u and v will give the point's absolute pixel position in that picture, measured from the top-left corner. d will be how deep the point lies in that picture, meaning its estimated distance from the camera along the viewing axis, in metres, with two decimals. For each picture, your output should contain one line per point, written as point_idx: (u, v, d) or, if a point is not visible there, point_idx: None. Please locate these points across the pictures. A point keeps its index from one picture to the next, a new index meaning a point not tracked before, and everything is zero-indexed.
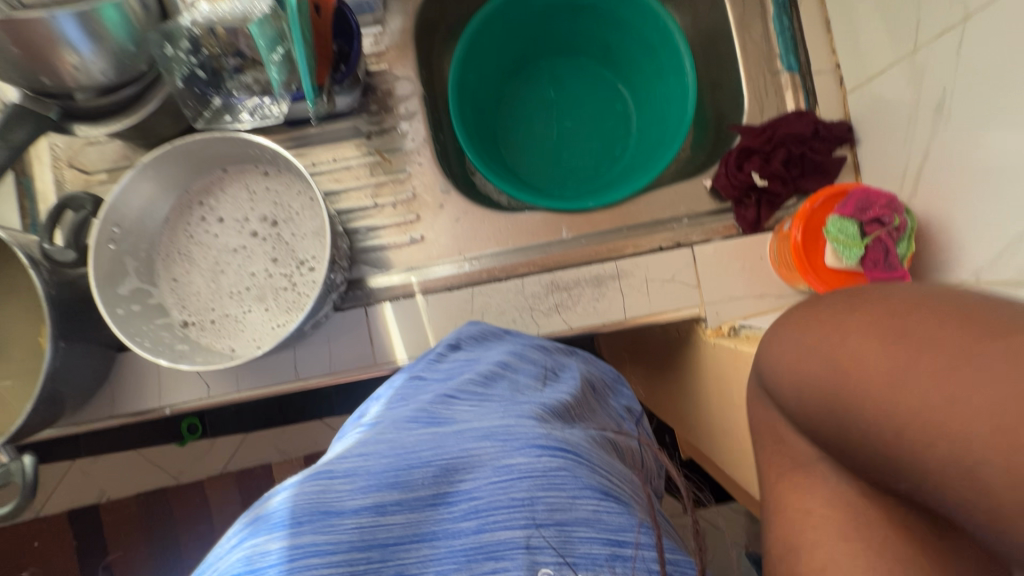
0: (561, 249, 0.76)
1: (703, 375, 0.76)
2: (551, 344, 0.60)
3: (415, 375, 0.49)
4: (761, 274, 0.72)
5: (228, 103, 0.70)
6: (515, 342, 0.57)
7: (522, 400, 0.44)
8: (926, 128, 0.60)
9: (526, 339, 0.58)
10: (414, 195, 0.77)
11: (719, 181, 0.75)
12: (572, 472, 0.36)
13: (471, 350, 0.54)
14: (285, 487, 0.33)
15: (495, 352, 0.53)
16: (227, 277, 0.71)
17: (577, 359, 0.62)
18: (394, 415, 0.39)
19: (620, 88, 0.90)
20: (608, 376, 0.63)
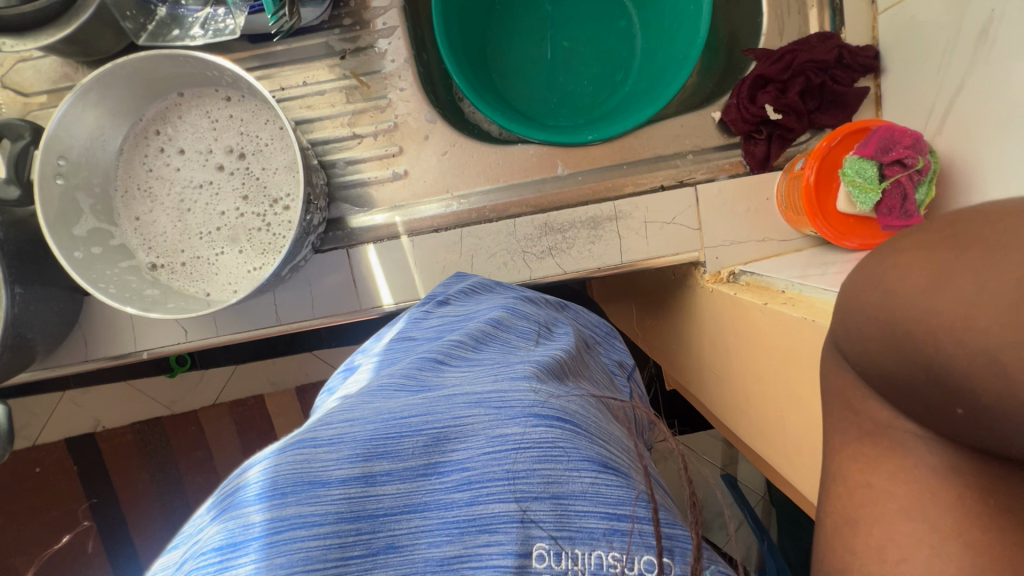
0: (555, 187, 0.71)
1: (697, 319, 0.74)
2: (542, 299, 0.58)
3: (404, 335, 0.48)
4: (766, 217, 0.69)
5: (174, 12, 0.60)
6: (507, 296, 0.56)
7: (515, 362, 0.42)
8: (963, 56, 0.54)
9: (516, 292, 0.57)
10: (396, 126, 0.70)
11: (729, 113, 0.69)
12: (569, 443, 0.34)
13: (461, 306, 0.53)
14: (267, 456, 0.31)
15: (485, 309, 0.51)
16: (194, 217, 0.65)
17: (568, 315, 0.60)
18: (382, 381, 0.38)
19: (625, 3, 0.81)
20: (595, 335, 0.61)
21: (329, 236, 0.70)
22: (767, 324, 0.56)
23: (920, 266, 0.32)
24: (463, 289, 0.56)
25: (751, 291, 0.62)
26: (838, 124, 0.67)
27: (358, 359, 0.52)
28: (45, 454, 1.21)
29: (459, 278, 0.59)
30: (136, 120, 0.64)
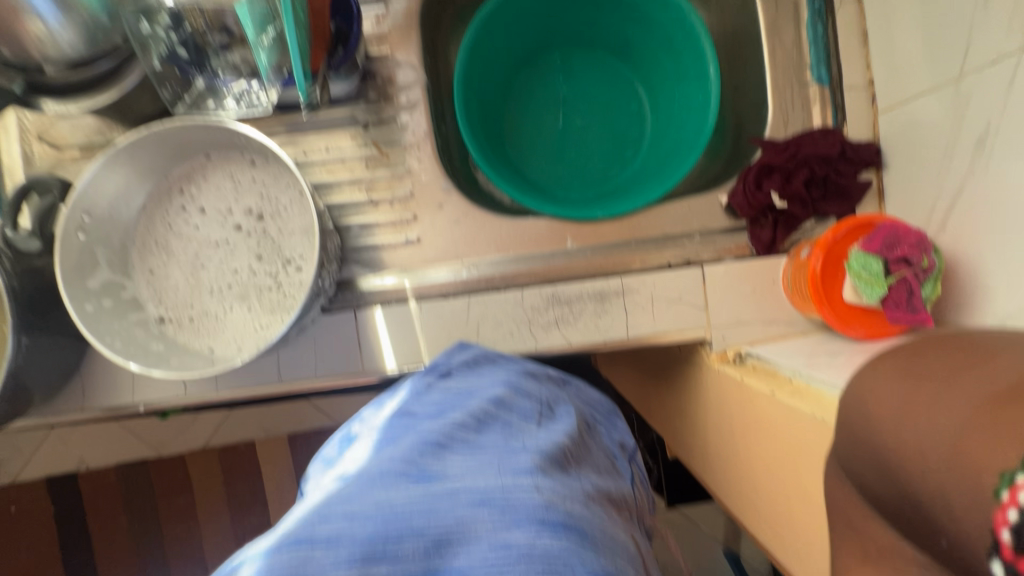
0: (564, 259, 0.72)
1: (702, 397, 0.73)
2: (544, 373, 0.57)
3: (404, 409, 0.47)
4: (772, 300, 0.69)
5: (211, 84, 0.63)
6: (509, 368, 0.55)
7: (518, 449, 0.41)
8: (963, 161, 0.56)
9: (518, 365, 0.56)
10: (412, 194, 0.72)
11: (736, 199, 0.71)
12: (574, 552, 0.33)
13: (463, 379, 0.52)
14: (259, 554, 0.30)
15: (488, 384, 0.50)
16: (208, 273, 0.66)
17: (569, 393, 0.59)
18: (381, 465, 0.37)
19: (637, 88, 0.85)
20: (595, 414, 0.60)
21: (338, 296, 0.71)
22: (775, 413, 0.55)
23: (884, 378, 0.39)
24: (468, 360, 0.56)
25: (757, 376, 0.61)
26: (843, 213, 0.69)
27: (355, 426, 0.51)
28: (25, 493, 1.17)
29: (463, 348, 0.59)
30: (161, 179, 0.66)
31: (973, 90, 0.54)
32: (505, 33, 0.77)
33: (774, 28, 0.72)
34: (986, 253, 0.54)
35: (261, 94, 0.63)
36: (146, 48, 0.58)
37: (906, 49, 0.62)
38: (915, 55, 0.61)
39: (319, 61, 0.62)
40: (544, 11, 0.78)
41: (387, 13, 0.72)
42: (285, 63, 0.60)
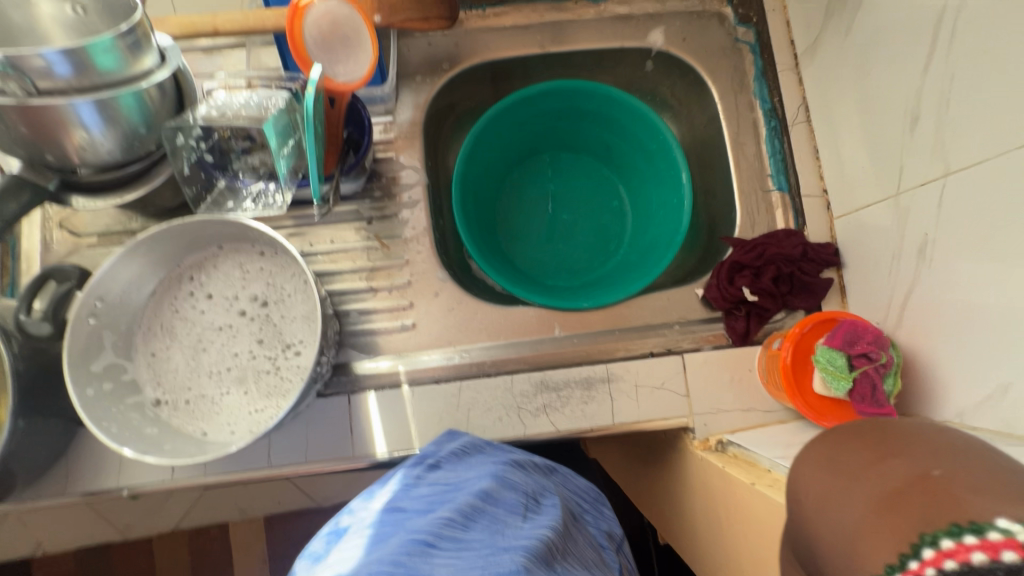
0: (552, 346, 0.75)
1: (688, 484, 0.74)
2: (530, 463, 0.59)
3: (393, 504, 0.48)
4: (750, 389, 0.72)
5: (232, 186, 0.69)
6: (495, 458, 0.57)
7: (504, 548, 0.42)
8: (909, 266, 0.63)
9: (506, 455, 0.58)
10: (410, 282, 0.77)
11: (710, 292, 0.76)
12: None
13: (451, 472, 0.53)
14: None
15: (475, 476, 0.52)
16: (208, 356, 0.69)
17: (555, 483, 0.60)
18: (370, 564, 0.38)
19: (619, 188, 0.93)
20: (581, 503, 0.61)
21: (333, 380, 0.73)
22: (756, 504, 0.57)
23: (815, 468, 0.38)
24: (459, 448, 0.58)
25: (738, 465, 0.63)
26: (810, 307, 0.74)
27: (343, 519, 0.51)
28: None
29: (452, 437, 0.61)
30: (173, 267, 0.70)
31: (910, 206, 0.62)
32: (499, 140, 0.86)
33: (738, 142, 0.81)
34: (938, 351, 0.59)
35: (276, 195, 0.69)
36: (176, 155, 0.63)
37: (853, 166, 0.71)
38: (860, 172, 0.70)
39: (331, 166, 0.70)
40: (534, 122, 0.87)
41: (394, 122, 0.80)
42: (301, 166, 0.67)
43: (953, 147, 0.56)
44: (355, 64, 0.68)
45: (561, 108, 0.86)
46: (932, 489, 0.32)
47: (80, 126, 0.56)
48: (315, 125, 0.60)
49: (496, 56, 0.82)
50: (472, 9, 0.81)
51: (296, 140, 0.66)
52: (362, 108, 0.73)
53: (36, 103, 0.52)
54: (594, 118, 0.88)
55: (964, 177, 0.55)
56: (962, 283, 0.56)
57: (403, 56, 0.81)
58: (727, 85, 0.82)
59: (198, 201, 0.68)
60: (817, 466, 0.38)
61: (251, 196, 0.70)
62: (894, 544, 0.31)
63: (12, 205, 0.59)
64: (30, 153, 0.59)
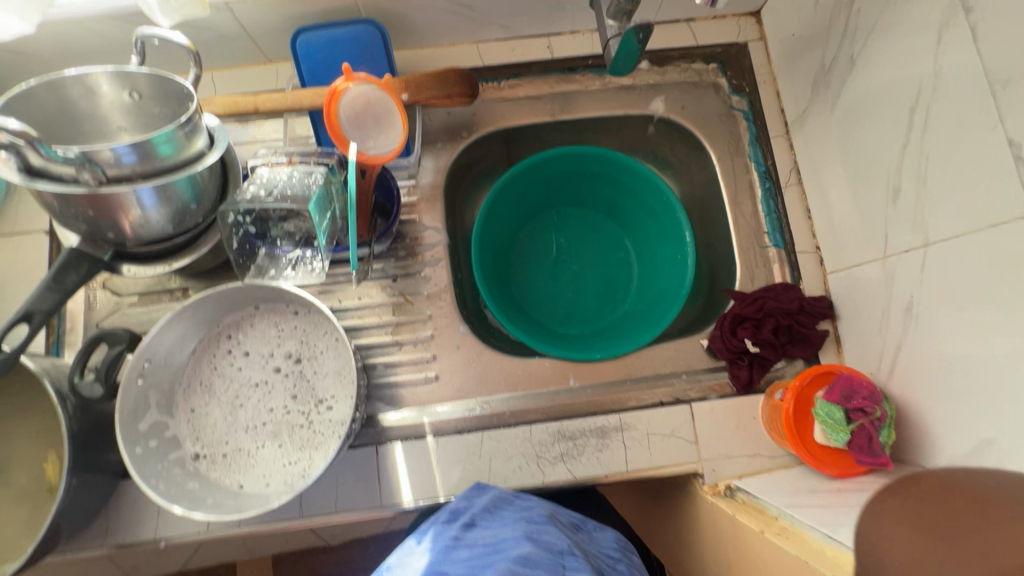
0: (567, 396, 0.80)
1: (699, 528, 0.78)
2: (555, 518, 0.63)
3: (437, 566, 0.52)
4: (755, 435, 0.77)
5: (273, 253, 0.74)
6: (527, 516, 0.61)
7: None
8: (898, 324, 0.68)
9: (537, 513, 0.61)
10: (432, 336, 0.81)
11: (714, 342, 0.82)
12: None
13: (487, 530, 0.57)
14: None
15: (511, 535, 0.56)
16: (245, 412, 0.73)
17: (580, 538, 0.63)
18: None
19: (625, 241, 0.99)
20: (608, 549, 0.65)
21: (362, 431, 0.77)
22: (765, 551, 0.61)
23: None
24: (491, 503, 0.62)
25: (747, 512, 0.67)
26: (808, 356, 0.79)
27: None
28: None
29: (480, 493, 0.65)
30: (212, 327, 0.75)
31: (896, 269, 0.68)
32: (512, 198, 0.92)
33: (736, 201, 0.88)
34: (928, 403, 0.64)
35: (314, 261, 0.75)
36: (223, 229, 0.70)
37: (842, 228, 0.77)
38: (849, 233, 0.76)
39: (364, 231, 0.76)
40: (545, 181, 0.94)
41: (416, 185, 0.86)
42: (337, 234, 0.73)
43: (932, 219, 0.62)
44: (385, 139, 0.74)
45: (571, 169, 0.93)
46: None
47: (139, 207, 0.61)
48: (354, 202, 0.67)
49: (510, 124, 0.89)
50: (488, 82, 0.88)
51: (333, 211, 0.72)
52: (391, 177, 0.79)
53: (104, 190, 0.58)
54: (601, 177, 0.95)
55: (943, 247, 0.61)
56: (946, 342, 0.61)
57: (425, 125, 0.88)
58: (724, 149, 0.89)
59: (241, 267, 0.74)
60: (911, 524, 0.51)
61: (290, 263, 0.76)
62: None
63: (72, 277, 0.65)
64: (91, 231, 0.64)
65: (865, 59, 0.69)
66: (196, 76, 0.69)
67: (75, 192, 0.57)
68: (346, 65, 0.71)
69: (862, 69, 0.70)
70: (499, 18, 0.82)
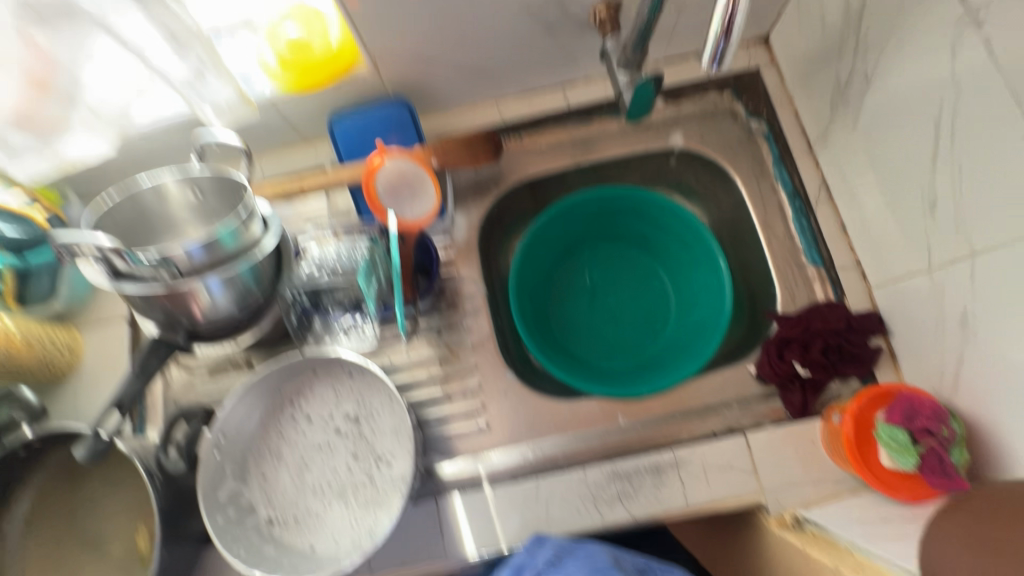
0: (618, 434, 0.80)
1: (770, 563, 0.75)
2: (617, 559, 0.63)
3: None
4: (817, 461, 0.74)
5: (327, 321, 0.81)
6: (589, 564, 0.61)
7: None
8: (954, 336, 0.66)
9: (600, 560, 0.61)
10: (480, 385, 0.84)
11: (762, 368, 0.81)
12: None
13: None
14: None
15: None
16: (312, 474, 0.77)
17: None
18: None
19: (659, 271, 1.00)
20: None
21: (422, 484, 0.79)
22: None
23: None
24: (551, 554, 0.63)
25: (820, 546, 0.65)
26: (863, 374, 0.77)
27: None
28: None
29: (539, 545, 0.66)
30: (277, 395, 0.80)
31: (944, 279, 0.66)
32: (544, 242, 0.95)
33: (767, 223, 0.88)
34: (1000, 418, 0.61)
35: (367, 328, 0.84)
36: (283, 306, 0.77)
37: (881, 241, 0.76)
38: (889, 246, 0.75)
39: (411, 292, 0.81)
40: (574, 221, 0.97)
41: (452, 242, 0.91)
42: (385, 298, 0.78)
43: (974, 228, 0.61)
44: (420, 205, 0.79)
45: (598, 208, 0.95)
46: None
47: (209, 295, 0.68)
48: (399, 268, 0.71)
49: (535, 172, 0.93)
50: (510, 136, 0.93)
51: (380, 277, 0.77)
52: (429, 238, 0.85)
53: (180, 285, 0.64)
54: (629, 211, 0.97)
55: (991, 256, 0.59)
56: (1008, 353, 0.59)
57: (455, 183, 0.93)
58: (748, 173, 0.90)
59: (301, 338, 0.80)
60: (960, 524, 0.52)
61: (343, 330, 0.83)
62: None
63: (154, 362, 0.71)
64: (168, 319, 0.70)
65: (881, 76, 0.70)
66: (249, 169, 0.76)
67: (155, 288, 0.64)
68: (379, 143, 0.77)
69: (879, 85, 0.71)
70: (515, 78, 0.87)
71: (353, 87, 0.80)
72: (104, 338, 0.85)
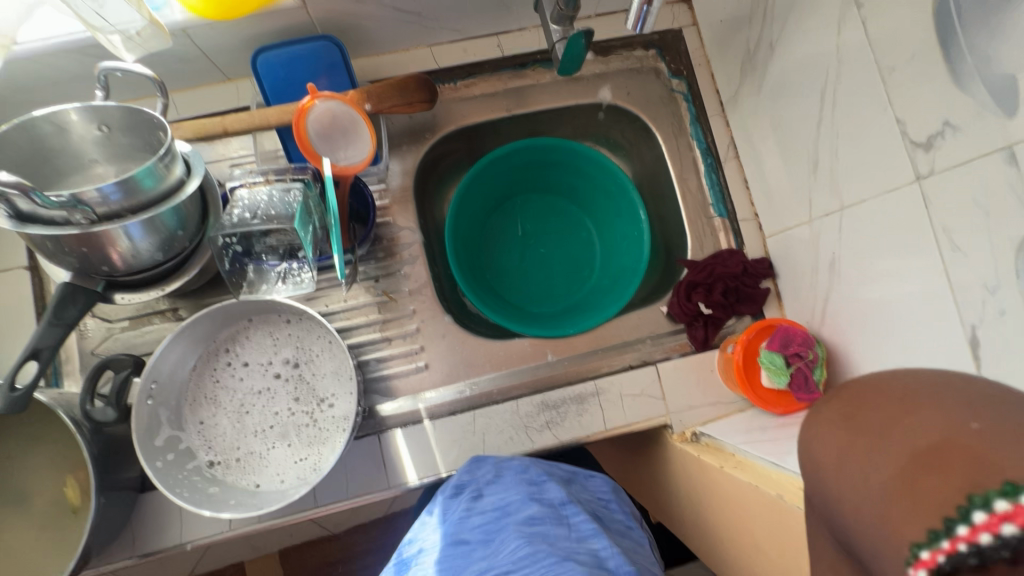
0: (547, 370, 0.89)
1: (673, 471, 0.88)
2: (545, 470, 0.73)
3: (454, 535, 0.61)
4: (713, 385, 0.87)
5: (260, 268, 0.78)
6: (525, 478, 0.69)
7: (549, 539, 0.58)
8: (825, 277, 0.78)
9: (533, 474, 0.70)
10: (418, 329, 0.88)
11: (673, 308, 0.91)
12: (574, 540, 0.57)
13: (494, 495, 0.66)
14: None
15: (515, 496, 0.65)
16: (252, 417, 0.78)
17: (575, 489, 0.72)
18: None
19: (586, 222, 1.07)
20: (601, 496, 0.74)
21: (363, 422, 0.83)
22: (727, 484, 0.71)
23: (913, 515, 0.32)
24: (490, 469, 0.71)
25: (710, 453, 0.78)
26: (754, 312, 0.89)
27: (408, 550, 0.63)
28: None
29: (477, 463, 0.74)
30: (210, 343, 0.79)
31: (820, 229, 0.77)
32: (479, 191, 0.98)
33: (683, 178, 0.96)
34: (852, 344, 0.74)
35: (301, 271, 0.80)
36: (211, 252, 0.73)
37: (775, 196, 0.87)
38: (781, 200, 0.86)
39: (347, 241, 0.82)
40: (507, 172, 0.99)
41: (387, 189, 0.91)
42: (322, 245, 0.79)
43: (846, 185, 0.72)
44: (355, 151, 0.78)
45: (530, 159, 0.99)
46: (954, 455, 0.32)
47: (130, 241, 0.64)
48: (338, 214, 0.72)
49: (469, 121, 0.94)
50: (444, 83, 0.92)
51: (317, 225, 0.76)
52: (365, 186, 0.84)
53: (97, 230, 0.61)
54: (559, 163, 1.01)
55: (856, 209, 0.71)
56: (862, 291, 0.72)
57: (388, 130, 0.92)
58: (668, 130, 0.97)
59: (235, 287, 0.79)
60: (839, 421, 0.39)
61: (278, 275, 0.80)
62: (918, 526, 0.32)
63: (71, 310, 0.67)
64: (84, 265, 0.67)
65: (784, 44, 0.77)
66: (164, 106, 0.71)
67: (67, 232, 0.60)
68: (310, 84, 0.75)
69: (781, 53, 0.78)
70: (449, 22, 0.86)
71: (277, 21, 0.76)
72: (2, 287, 0.80)
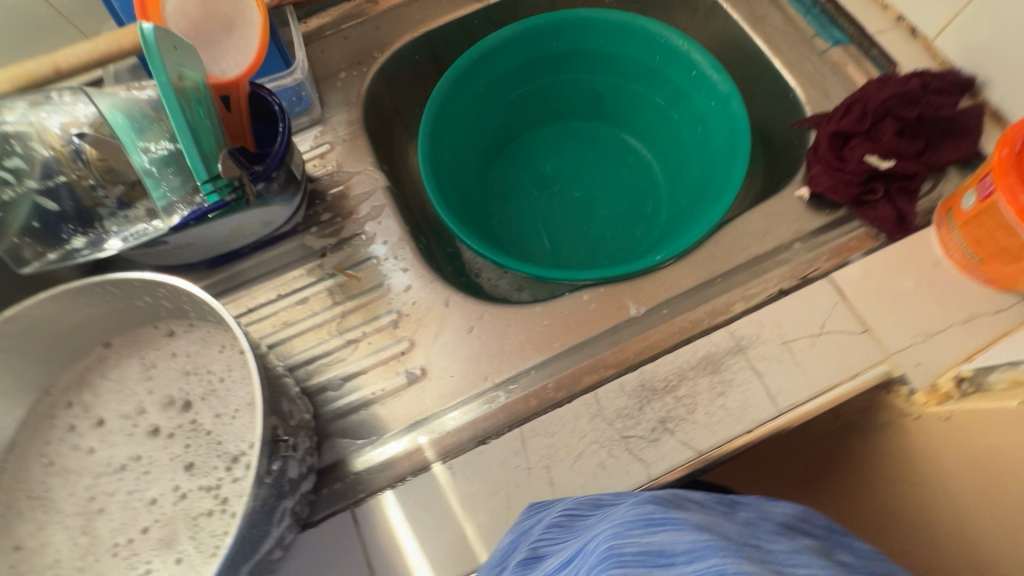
0: (635, 332, 0.49)
1: (923, 477, 0.45)
2: (683, 498, 0.32)
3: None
4: (952, 289, 0.46)
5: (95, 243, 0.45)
6: (625, 499, 0.34)
7: (646, 499, 0.31)
8: None
9: (640, 495, 0.33)
10: (401, 315, 0.52)
11: (820, 184, 0.52)
12: (710, 512, 0.31)
13: (566, 539, 0.31)
14: None
15: (610, 511, 0.32)
16: (109, 521, 0.41)
17: (757, 523, 0.31)
18: None
19: (629, 141, 0.74)
20: (823, 541, 0.31)
21: (320, 494, 0.45)
22: None
23: None
24: (561, 518, 0.34)
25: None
26: (968, 156, 0.51)
27: None
28: None
29: (541, 512, 0.37)
30: (41, 397, 0.45)
31: None
32: (464, 125, 0.66)
33: (757, 18, 0.63)
34: None
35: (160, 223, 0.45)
36: None
37: None
38: None
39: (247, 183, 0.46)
40: (496, 90, 0.68)
41: (325, 130, 0.61)
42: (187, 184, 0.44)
43: None
44: (239, 47, 0.51)
45: (526, 62, 0.67)
46: None
47: None
48: (182, 111, 0.39)
49: (426, 19, 0.65)
50: None
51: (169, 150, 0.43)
52: (268, 95, 0.51)
53: None
54: (568, 62, 0.69)
55: None
56: None
57: (317, 59, 0.64)
58: None
59: (23, 261, 0.43)
60: None
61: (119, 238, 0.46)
62: None
63: None
64: None
65: None
66: None
67: None
68: None
69: None
70: None
71: None
72: None
